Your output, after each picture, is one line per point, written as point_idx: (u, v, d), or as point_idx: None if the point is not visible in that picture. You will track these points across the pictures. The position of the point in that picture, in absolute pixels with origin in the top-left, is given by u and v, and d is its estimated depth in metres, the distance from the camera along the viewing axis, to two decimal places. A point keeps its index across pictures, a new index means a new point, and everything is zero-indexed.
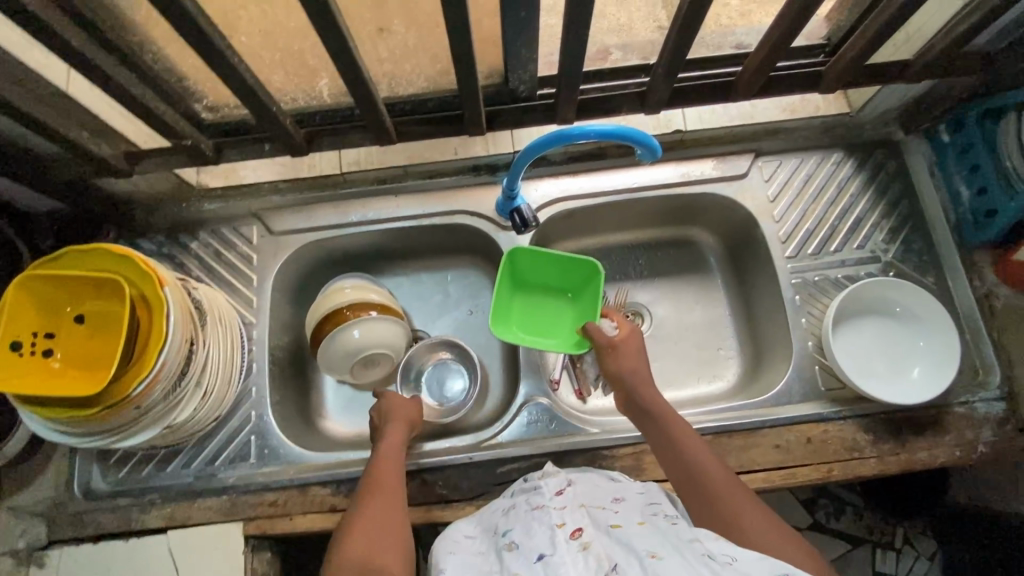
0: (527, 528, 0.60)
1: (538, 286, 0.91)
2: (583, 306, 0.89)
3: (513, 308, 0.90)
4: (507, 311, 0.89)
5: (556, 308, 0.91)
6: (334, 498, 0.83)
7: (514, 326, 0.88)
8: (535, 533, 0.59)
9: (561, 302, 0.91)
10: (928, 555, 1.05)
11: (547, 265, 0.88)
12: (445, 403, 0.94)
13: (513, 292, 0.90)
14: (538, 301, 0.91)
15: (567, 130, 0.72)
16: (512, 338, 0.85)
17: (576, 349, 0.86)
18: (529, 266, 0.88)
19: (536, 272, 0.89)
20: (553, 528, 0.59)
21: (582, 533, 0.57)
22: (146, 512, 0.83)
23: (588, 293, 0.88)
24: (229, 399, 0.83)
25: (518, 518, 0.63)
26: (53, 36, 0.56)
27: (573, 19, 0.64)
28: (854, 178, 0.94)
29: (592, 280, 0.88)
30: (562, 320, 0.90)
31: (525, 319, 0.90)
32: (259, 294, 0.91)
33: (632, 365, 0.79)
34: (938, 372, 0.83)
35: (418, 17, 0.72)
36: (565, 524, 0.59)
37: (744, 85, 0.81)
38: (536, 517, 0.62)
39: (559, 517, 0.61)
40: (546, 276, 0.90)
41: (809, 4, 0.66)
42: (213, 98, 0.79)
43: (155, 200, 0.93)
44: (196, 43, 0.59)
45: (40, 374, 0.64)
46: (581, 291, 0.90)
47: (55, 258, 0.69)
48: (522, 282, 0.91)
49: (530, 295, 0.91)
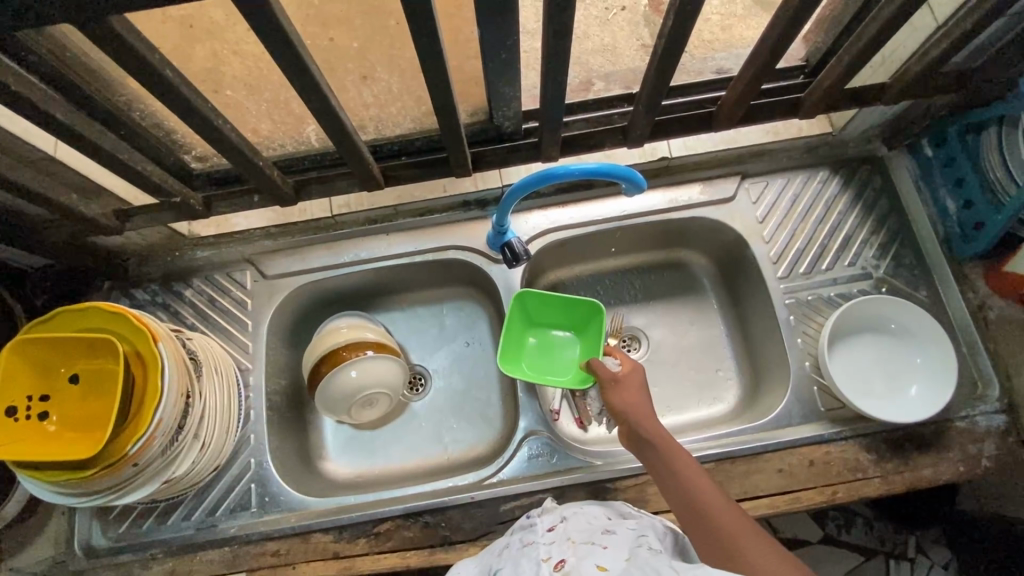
0: (515, 565, 0.62)
1: (544, 324, 0.92)
2: (588, 343, 0.90)
3: (521, 344, 0.90)
4: (516, 347, 0.89)
5: (560, 344, 0.91)
6: (336, 545, 0.83)
7: (521, 361, 0.89)
8: (522, 568, 0.61)
9: (567, 340, 0.92)
10: (942, 563, 1.02)
11: (553, 304, 0.89)
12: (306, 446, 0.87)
13: (522, 330, 0.91)
14: (545, 338, 0.92)
15: (552, 169, 0.73)
16: (519, 374, 0.86)
17: (579, 384, 0.86)
18: (537, 305, 0.89)
19: (542, 310, 0.90)
20: (539, 562, 0.61)
21: (565, 564, 0.59)
22: (147, 567, 0.83)
23: (591, 331, 0.89)
24: (227, 450, 0.83)
25: (509, 557, 0.65)
26: (42, 112, 0.57)
27: (552, 64, 0.65)
28: (841, 196, 0.95)
29: (594, 320, 0.89)
30: (566, 358, 0.90)
31: (532, 355, 0.90)
32: (255, 339, 0.91)
33: (631, 399, 0.77)
34: (936, 388, 0.83)
35: (400, 63, 0.73)
36: (550, 558, 0.62)
37: (726, 117, 0.82)
38: (525, 553, 0.64)
39: (545, 551, 0.63)
40: (552, 314, 0.91)
41: (782, 39, 0.67)
42: (201, 148, 0.80)
43: (148, 250, 0.93)
44: (181, 109, 0.60)
45: (36, 439, 0.64)
46: (586, 329, 0.90)
47: (48, 319, 0.69)
48: (530, 320, 0.91)
49: (538, 331, 0.92)
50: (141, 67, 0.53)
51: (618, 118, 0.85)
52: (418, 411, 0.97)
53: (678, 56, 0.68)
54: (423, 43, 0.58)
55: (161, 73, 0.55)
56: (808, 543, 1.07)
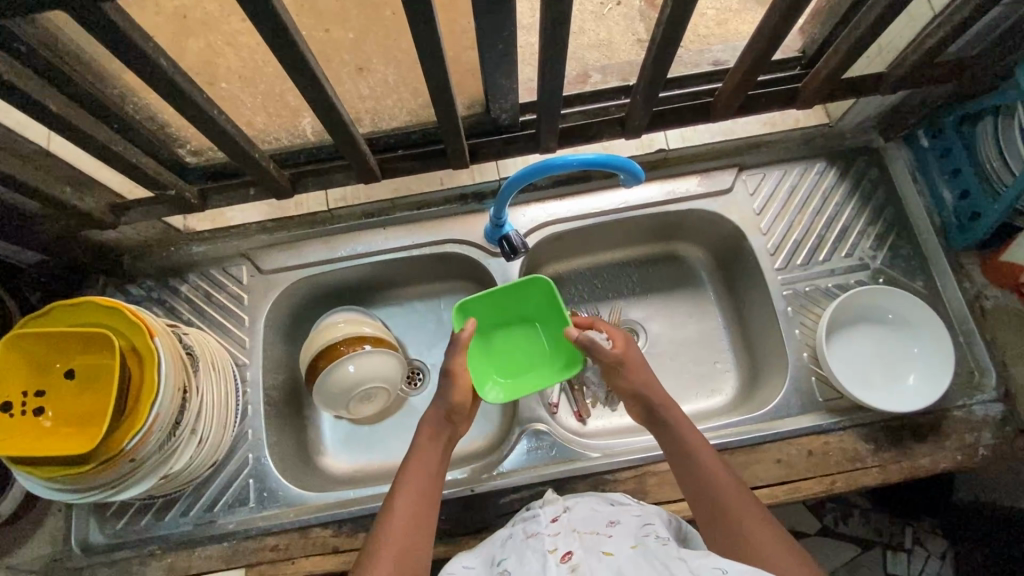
0: (519, 557, 0.62)
1: (496, 327, 0.87)
2: (547, 323, 0.86)
3: (485, 357, 0.86)
4: (484, 365, 0.85)
5: (523, 338, 0.87)
6: (336, 539, 0.82)
7: (496, 377, 0.85)
8: (527, 560, 0.61)
9: (526, 332, 0.87)
10: (939, 554, 1.03)
11: (498, 301, 0.85)
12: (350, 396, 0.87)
13: (479, 341, 0.86)
14: (504, 337, 0.87)
15: (551, 159, 0.73)
16: (502, 394, 0.83)
17: (567, 373, 0.84)
18: (482, 308, 0.85)
19: (489, 312, 0.86)
20: (545, 554, 0.61)
21: (572, 557, 0.59)
22: (146, 563, 0.82)
23: (546, 310, 0.86)
24: (225, 444, 0.82)
25: (513, 548, 0.65)
26: (34, 102, 0.56)
27: (549, 55, 0.65)
28: (838, 187, 0.95)
29: (551, 303, 0.85)
30: (534, 348, 0.87)
31: (501, 363, 0.86)
32: (251, 334, 0.91)
33: (641, 376, 0.77)
34: (935, 378, 0.83)
35: (396, 54, 0.73)
36: (556, 549, 0.61)
37: (722, 105, 0.82)
38: (530, 545, 0.63)
39: (551, 543, 0.63)
40: (499, 312, 0.86)
41: (779, 28, 0.67)
42: (196, 142, 0.79)
43: (142, 246, 0.93)
44: (175, 99, 0.59)
45: (32, 434, 0.63)
46: (544, 314, 0.86)
47: (42, 314, 0.68)
48: (481, 329, 0.87)
49: (497, 335, 0.87)
50: (135, 56, 0.53)
51: (615, 109, 0.85)
52: (415, 406, 0.97)
53: (676, 46, 0.67)
54: (420, 31, 0.57)
55: (156, 62, 0.54)
56: (807, 535, 1.07)
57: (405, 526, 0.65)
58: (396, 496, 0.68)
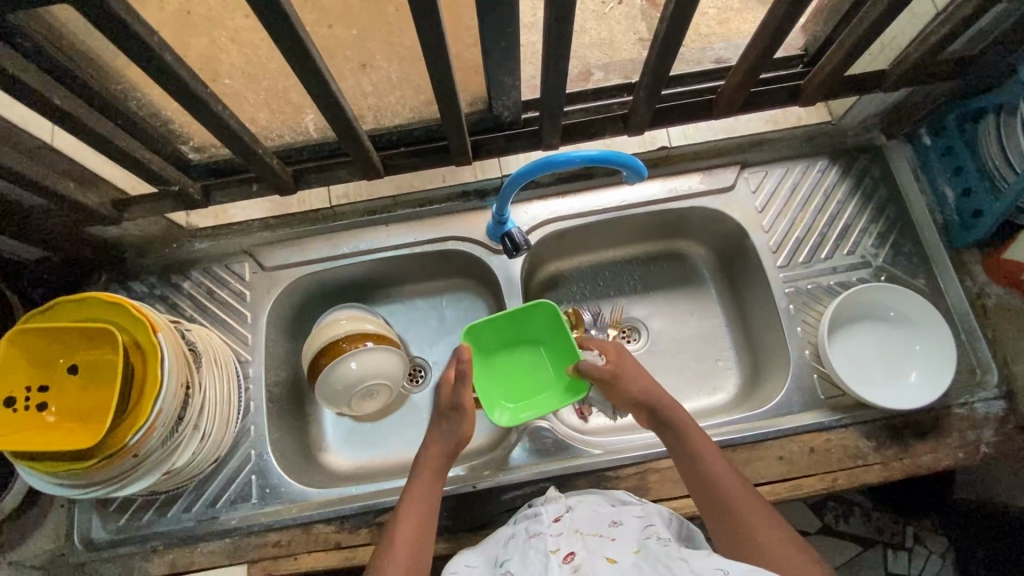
0: (522, 557, 0.63)
1: (500, 348, 0.88)
2: (552, 346, 0.87)
3: (491, 380, 0.86)
4: (490, 387, 0.86)
5: (528, 361, 0.88)
6: (338, 535, 0.83)
7: (502, 399, 0.86)
8: (530, 560, 0.62)
9: (529, 353, 0.88)
10: (940, 552, 1.05)
11: (501, 324, 0.86)
12: (353, 397, 0.88)
13: (483, 365, 0.87)
14: (509, 360, 0.88)
15: (554, 155, 0.73)
16: (509, 417, 0.84)
17: (573, 397, 0.84)
18: (487, 330, 0.86)
19: (493, 335, 0.87)
20: (547, 554, 0.62)
21: (574, 557, 0.60)
22: (148, 559, 0.82)
23: (549, 332, 0.87)
24: (227, 440, 0.82)
25: (516, 548, 0.65)
26: (39, 97, 0.57)
27: (552, 52, 0.65)
28: (840, 185, 0.95)
29: (555, 325, 0.86)
30: (539, 371, 0.87)
31: (507, 386, 0.86)
32: (254, 331, 0.91)
33: (638, 385, 0.77)
34: (937, 376, 0.83)
35: (400, 50, 0.73)
36: (558, 549, 0.62)
37: (725, 103, 0.82)
38: (532, 545, 0.64)
39: (553, 543, 0.63)
40: (504, 335, 0.87)
41: (782, 25, 0.67)
42: (199, 139, 0.79)
43: (145, 243, 0.93)
44: (179, 94, 0.59)
45: (35, 429, 0.63)
46: (547, 337, 0.87)
47: (45, 310, 0.68)
48: (484, 350, 0.87)
49: (501, 357, 0.88)
50: (139, 50, 0.53)
51: (617, 107, 0.85)
52: (417, 403, 0.97)
53: (678, 43, 0.68)
54: (424, 27, 0.57)
55: (161, 56, 0.54)
56: (807, 534, 1.07)
57: (409, 542, 0.68)
58: (397, 528, 0.69)
